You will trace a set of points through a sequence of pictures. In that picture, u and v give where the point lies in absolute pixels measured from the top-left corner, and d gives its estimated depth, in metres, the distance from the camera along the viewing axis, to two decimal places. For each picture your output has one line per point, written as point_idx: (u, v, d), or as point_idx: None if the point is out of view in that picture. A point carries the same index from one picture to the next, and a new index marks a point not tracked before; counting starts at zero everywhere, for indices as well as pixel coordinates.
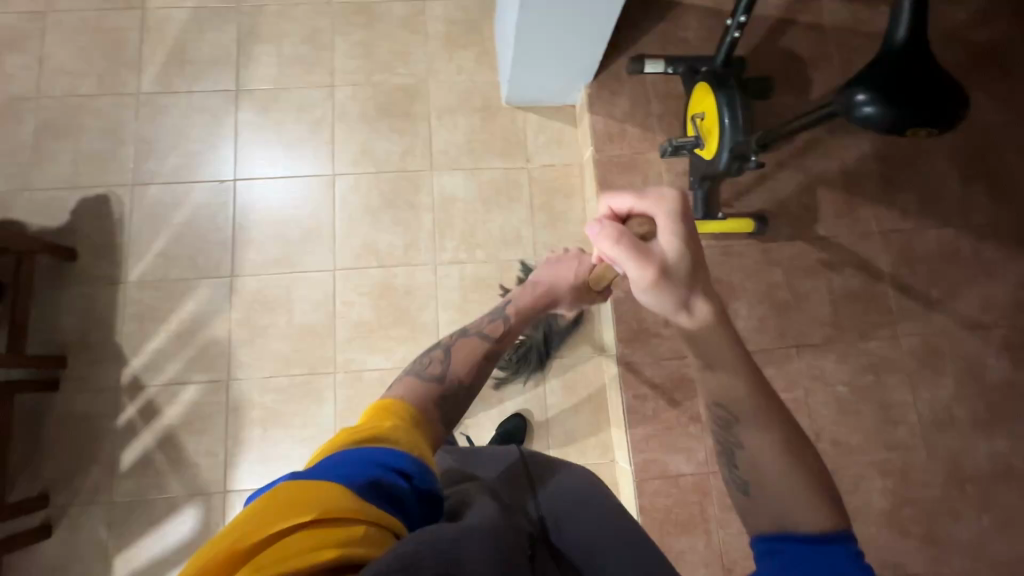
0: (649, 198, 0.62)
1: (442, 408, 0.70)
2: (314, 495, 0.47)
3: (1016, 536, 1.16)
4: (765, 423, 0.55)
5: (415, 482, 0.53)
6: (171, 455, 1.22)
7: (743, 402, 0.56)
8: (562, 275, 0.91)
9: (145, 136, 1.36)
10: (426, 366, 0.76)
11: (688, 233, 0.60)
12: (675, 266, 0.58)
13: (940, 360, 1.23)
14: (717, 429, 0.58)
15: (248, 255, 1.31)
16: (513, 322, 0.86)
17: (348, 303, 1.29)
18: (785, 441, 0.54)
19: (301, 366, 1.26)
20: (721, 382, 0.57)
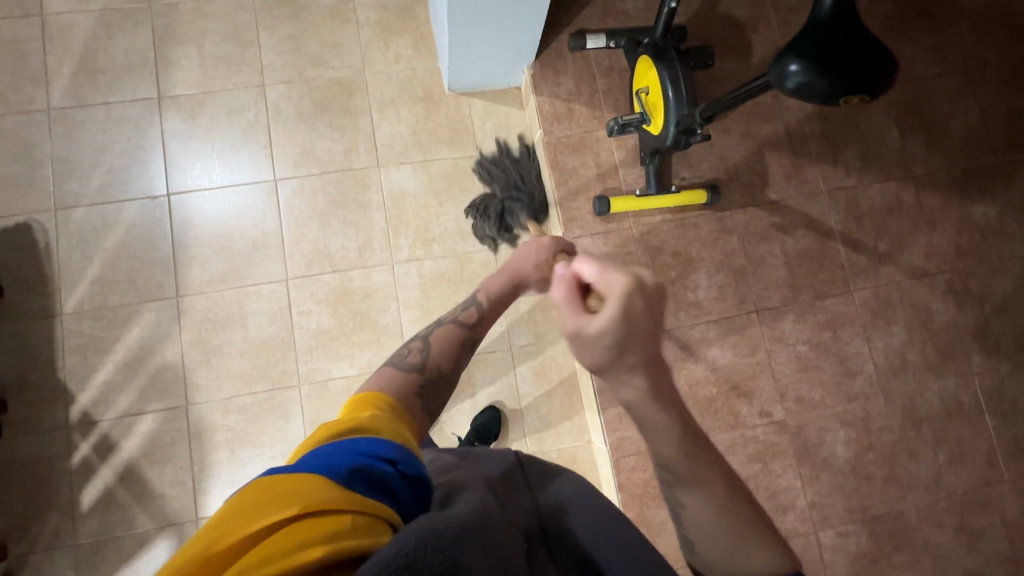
0: (611, 273, 0.54)
1: (422, 398, 0.67)
2: (296, 487, 0.44)
3: (969, 467, 1.24)
4: (705, 480, 0.54)
5: (401, 467, 0.50)
6: (135, 489, 1.16)
7: (681, 465, 0.54)
8: (525, 258, 0.87)
9: (63, 156, 1.26)
10: (404, 356, 0.72)
11: (627, 312, 0.50)
12: (596, 334, 0.50)
13: (890, 310, 1.28)
14: (663, 488, 0.57)
15: (192, 273, 1.24)
16: (487, 309, 0.82)
17: (306, 313, 1.25)
18: (722, 495, 0.54)
19: (263, 382, 1.22)
20: (661, 450, 0.54)
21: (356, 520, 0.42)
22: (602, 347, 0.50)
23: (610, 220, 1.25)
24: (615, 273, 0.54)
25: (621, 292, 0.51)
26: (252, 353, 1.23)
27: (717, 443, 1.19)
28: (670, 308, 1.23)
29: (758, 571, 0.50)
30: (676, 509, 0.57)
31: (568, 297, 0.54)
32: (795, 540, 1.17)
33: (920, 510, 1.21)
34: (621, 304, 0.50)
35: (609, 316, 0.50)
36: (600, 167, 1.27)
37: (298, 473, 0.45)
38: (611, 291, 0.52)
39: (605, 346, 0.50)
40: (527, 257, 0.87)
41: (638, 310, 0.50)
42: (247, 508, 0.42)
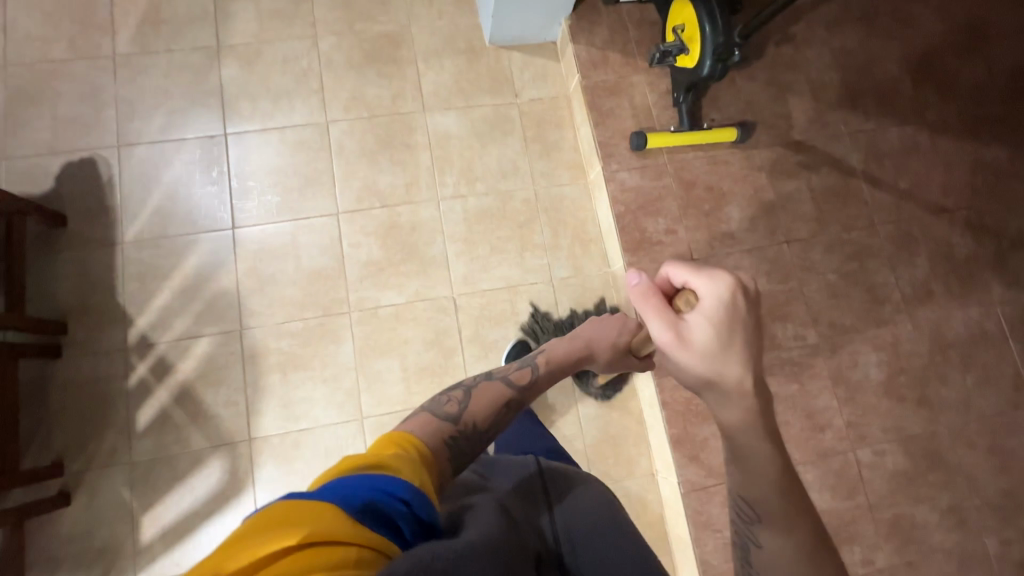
0: (703, 276, 0.56)
1: (451, 451, 0.68)
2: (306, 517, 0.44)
3: (997, 391, 1.28)
4: (789, 529, 0.54)
5: (416, 509, 0.51)
6: (190, 409, 1.19)
7: (770, 506, 0.55)
8: (607, 331, 1.02)
9: (126, 98, 1.32)
10: (443, 404, 0.76)
11: (726, 324, 0.55)
12: (699, 345, 0.55)
13: (913, 242, 1.34)
14: (739, 521, 0.58)
15: (248, 206, 1.30)
16: (541, 371, 0.91)
17: (356, 244, 1.30)
18: (809, 546, 0.54)
19: (314, 309, 1.26)
20: (753, 482, 0.56)
21: (358, 556, 0.43)
22: (715, 357, 0.54)
23: (646, 157, 1.32)
24: (708, 274, 0.56)
25: (717, 303, 0.55)
26: (304, 283, 1.27)
27: None
28: (705, 238, 1.29)
29: None
30: (748, 551, 0.58)
31: (661, 307, 0.57)
32: (834, 458, 1.20)
33: (953, 430, 1.25)
34: (727, 311, 0.55)
35: (708, 322, 0.55)
36: (635, 108, 1.34)
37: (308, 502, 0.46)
38: (705, 300, 0.56)
39: (719, 358, 0.54)
40: (607, 332, 1.02)
41: (741, 315, 0.55)
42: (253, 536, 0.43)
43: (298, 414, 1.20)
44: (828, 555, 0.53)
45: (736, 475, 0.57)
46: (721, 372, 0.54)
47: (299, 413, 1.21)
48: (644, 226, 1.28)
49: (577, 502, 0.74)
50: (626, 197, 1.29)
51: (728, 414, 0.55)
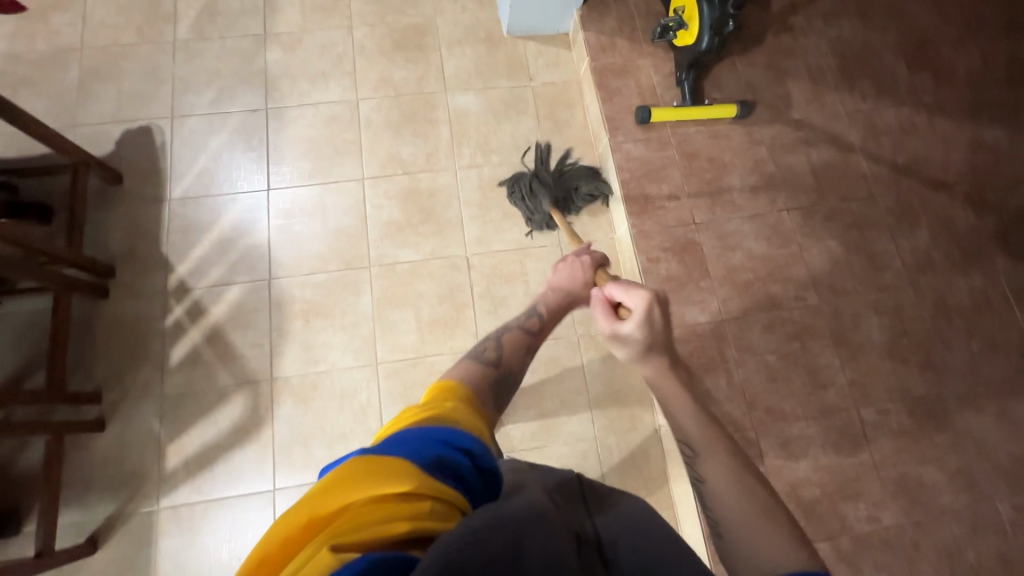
0: (634, 293, 0.75)
1: (498, 389, 0.72)
2: (383, 469, 0.47)
3: (1003, 358, 1.28)
4: (719, 454, 0.60)
5: (478, 460, 0.52)
6: (219, 349, 1.28)
7: (700, 438, 0.62)
8: (573, 276, 1.04)
9: (182, 76, 1.48)
10: (481, 352, 0.79)
11: (649, 323, 0.71)
12: (628, 336, 0.71)
13: (914, 214, 1.38)
14: (687, 466, 0.63)
15: (283, 170, 1.42)
16: (547, 319, 0.95)
17: (378, 206, 1.40)
18: (736, 466, 0.59)
19: (337, 263, 1.35)
20: (679, 418, 0.64)
21: (433, 506, 0.45)
22: (633, 344, 0.70)
23: (651, 130, 1.40)
24: (636, 292, 0.75)
25: (644, 308, 0.72)
26: (329, 239, 1.37)
27: (755, 322, 1.27)
28: (707, 204, 1.35)
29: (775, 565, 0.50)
30: (699, 489, 0.60)
31: (603, 311, 0.76)
32: (837, 415, 1.22)
33: (959, 394, 1.24)
34: (642, 314, 0.71)
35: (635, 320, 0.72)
36: (641, 88, 1.44)
37: (384, 456, 0.48)
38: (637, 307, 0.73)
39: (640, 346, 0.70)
40: (575, 275, 1.03)
41: (653, 318, 0.72)
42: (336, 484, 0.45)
43: (317, 357, 1.28)
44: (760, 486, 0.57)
45: (674, 417, 0.65)
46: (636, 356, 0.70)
47: (318, 356, 1.28)
48: (648, 192, 1.35)
49: (621, 513, 0.66)
50: (630, 165, 1.37)
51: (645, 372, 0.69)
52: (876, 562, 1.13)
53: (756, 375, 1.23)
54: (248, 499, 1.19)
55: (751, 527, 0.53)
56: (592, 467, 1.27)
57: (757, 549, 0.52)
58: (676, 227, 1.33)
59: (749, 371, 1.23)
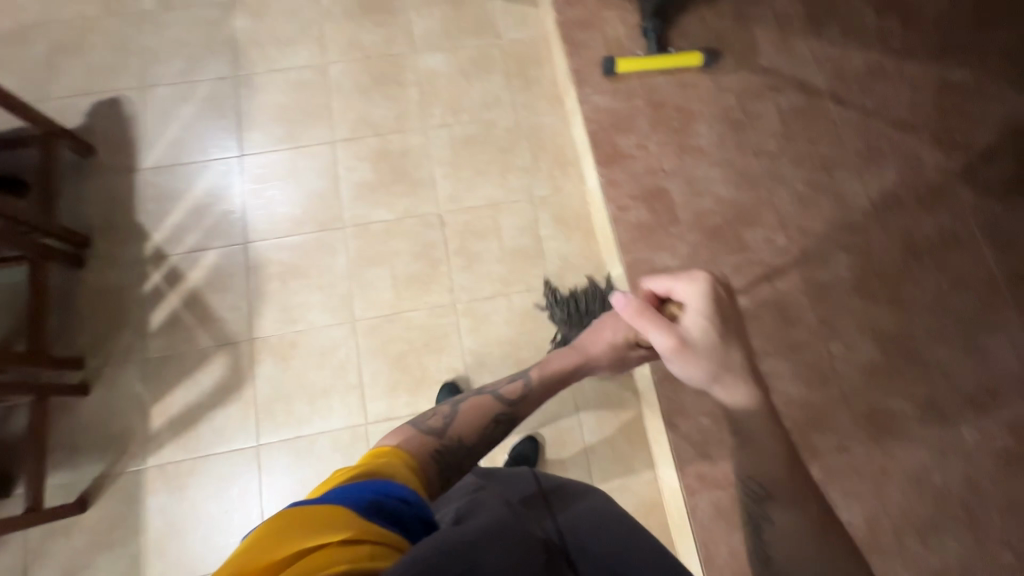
0: (685, 283, 0.84)
1: (438, 463, 0.69)
2: (323, 519, 0.49)
3: (970, 290, 1.29)
4: (791, 502, 0.70)
5: (416, 507, 0.55)
6: (198, 312, 1.29)
7: (782, 487, 0.71)
8: (601, 331, 0.98)
9: (150, 47, 1.48)
10: (428, 418, 0.77)
11: (711, 317, 0.82)
12: (696, 341, 0.81)
13: (881, 155, 1.39)
14: (750, 503, 0.73)
15: (254, 137, 1.43)
16: (534, 385, 0.89)
17: (351, 168, 1.41)
18: (798, 508, 0.69)
19: (312, 225, 1.36)
20: (760, 463, 0.73)
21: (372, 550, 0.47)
22: (706, 340, 0.81)
23: (618, 81, 1.41)
24: (687, 281, 0.85)
25: (702, 299, 0.83)
26: (303, 201, 1.38)
27: (725, 264, 1.29)
28: (675, 151, 1.36)
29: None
30: (760, 525, 0.71)
31: (651, 319, 0.83)
32: (806, 352, 1.24)
33: (926, 326, 1.26)
34: (707, 299, 0.82)
35: (699, 319, 0.82)
36: (607, 40, 1.44)
37: (325, 506, 0.51)
38: (692, 302, 0.83)
39: (709, 336, 0.81)
40: (604, 332, 0.97)
41: (712, 306, 0.83)
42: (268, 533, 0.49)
43: (295, 316, 1.30)
44: (822, 525, 0.69)
45: (743, 461, 0.75)
46: (714, 348, 0.80)
47: (296, 316, 1.30)
48: (616, 142, 1.37)
49: (580, 513, 0.75)
50: (598, 117, 1.38)
51: (735, 399, 0.77)
52: (845, 490, 1.16)
53: None
54: (232, 456, 1.21)
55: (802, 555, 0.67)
56: (569, 412, 1.29)
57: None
58: (645, 176, 1.34)
59: None
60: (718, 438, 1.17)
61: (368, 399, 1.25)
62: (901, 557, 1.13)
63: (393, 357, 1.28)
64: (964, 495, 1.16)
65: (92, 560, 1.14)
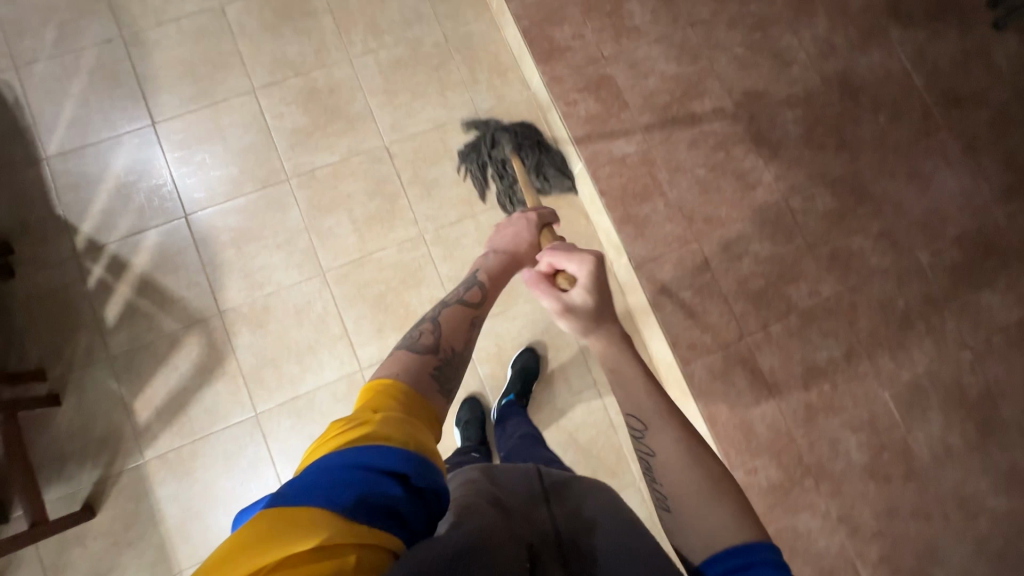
0: (573, 262, 0.71)
1: (437, 382, 0.59)
2: (293, 526, 0.40)
3: (909, 123, 1.34)
4: (666, 426, 0.60)
5: (414, 483, 0.45)
6: (155, 297, 1.22)
7: (653, 410, 0.61)
8: (516, 238, 0.87)
9: (11, 17, 1.29)
10: (413, 338, 0.63)
11: (598, 297, 0.69)
12: (581, 317, 0.68)
13: (811, 5, 1.39)
14: (635, 441, 0.63)
15: (164, 100, 1.29)
16: (492, 284, 0.78)
17: (279, 115, 1.31)
18: (689, 441, 0.59)
19: (253, 183, 1.28)
20: (636, 394, 0.63)
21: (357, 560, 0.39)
22: (587, 315, 0.68)
23: None
24: (575, 260, 0.71)
25: (586, 281, 0.69)
26: (236, 159, 1.28)
27: (680, 141, 1.29)
28: (612, 36, 1.32)
29: (722, 532, 0.52)
30: (651, 467, 0.60)
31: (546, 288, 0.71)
32: (769, 210, 1.27)
33: (874, 165, 1.31)
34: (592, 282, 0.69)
35: (584, 294, 0.69)
36: None
37: (301, 505, 0.42)
38: (579, 280, 0.70)
39: (590, 307, 0.68)
40: (521, 238, 0.87)
41: (602, 282, 0.70)
42: (229, 550, 0.39)
43: (260, 280, 1.24)
44: (720, 471, 0.57)
45: (620, 393, 0.64)
46: (586, 318, 0.68)
47: (261, 280, 1.24)
48: (551, 37, 1.31)
49: (583, 500, 0.67)
50: (528, 13, 1.31)
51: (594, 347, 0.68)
52: (823, 329, 1.23)
53: (690, 192, 1.26)
54: (232, 430, 1.18)
55: (703, 504, 0.55)
56: None
57: (703, 528, 0.54)
58: (587, 66, 1.30)
59: (683, 189, 1.26)
60: (702, 308, 1.22)
61: (356, 345, 1.24)
62: (879, 377, 1.22)
63: (372, 299, 1.26)
64: (925, 311, 1.26)
65: (116, 561, 1.13)
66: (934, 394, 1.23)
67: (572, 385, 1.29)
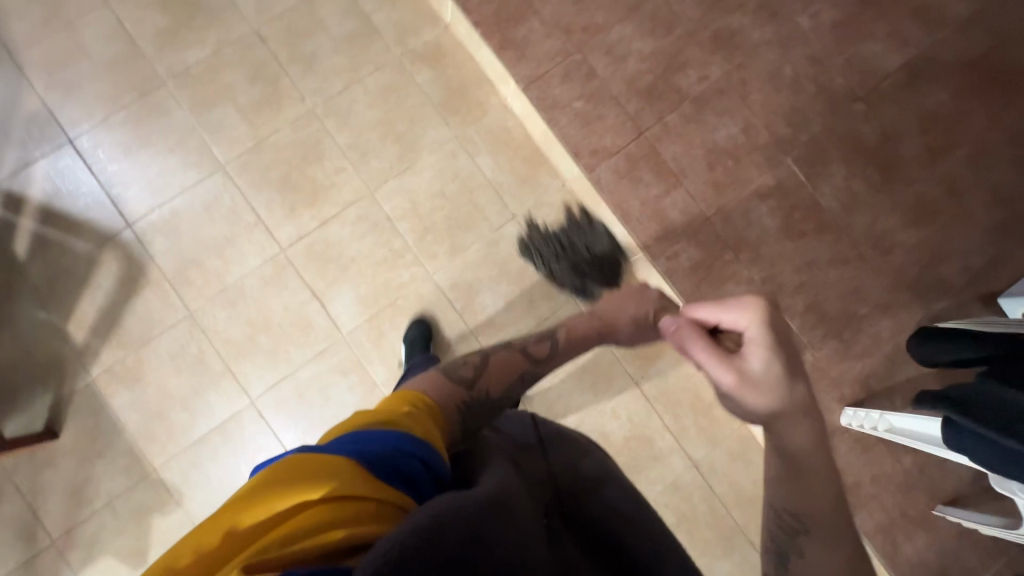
0: (734, 310, 0.59)
1: (460, 418, 0.62)
2: (319, 470, 0.44)
3: None
4: (836, 542, 0.52)
5: (430, 464, 0.50)
6: (60, 223, 1.21)
7: (822, 517, 0.52)
8: (623, 305, 0.83)
9: None
10: (458, 367, 0.67)
11: (781, 351, 0.56)
12: (767, 381, 0.55)
13: None
14: (778, 533, 0.54)
15: (15, 27, 1.25)
16: (563, 346, 0.78)
17: (139, 21, 1.27)
18: (854, 562, 0.51)
19: (130, 93, 1.25)
20: (807, 491, 0.53)
21: (374, 510, 0.43)
22: (771, 378, 0.55)
23: None
24: (737, 307, 0.59)
25: (761, 329, 0.57)
26: (107, 73, 1.25)
27: None
28: None
29: None
30: (786, 558, 0.53)
31: (711, 350, 0.58)
32: (645, 7, 1.27)
33: None
34: (767, 331, 0.57)
35: (757, 348, 0.56)
36: None
37: (329, 454, 0.46)
38: (747, 329, 0.58)
39: (778, 372, 0.55)
40: (626, 304, 0.83)
41: (779, 332, 0.57)
42: (259, 486, 0.43)
43: (161, 185, 1.24)
44: None
45: (789, 485, 0.54)
46: (779, 399, 0.54)
47: (162, 185, 1.24)
48: None
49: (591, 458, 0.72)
50: None
51: (796, 433, 0.54)
52: (717, 110, 1.26)
53: (564, 6, 1.26)
54: (172, 332, 1.21)
55: None
56: (465, 162, 1.30)
57: None
58: None
59: (556, 4, 1.25)
60: (597, 115, 1.24)
61: (272, 228, 1.24)
62: (778, 145, 1.26)
63: (278, 181, 1.26)
64: (814, 73, 1.28)
65: (91, 474, 1.16)
66: (836, 149, 1.26)
67: (492, 223, 1.29)
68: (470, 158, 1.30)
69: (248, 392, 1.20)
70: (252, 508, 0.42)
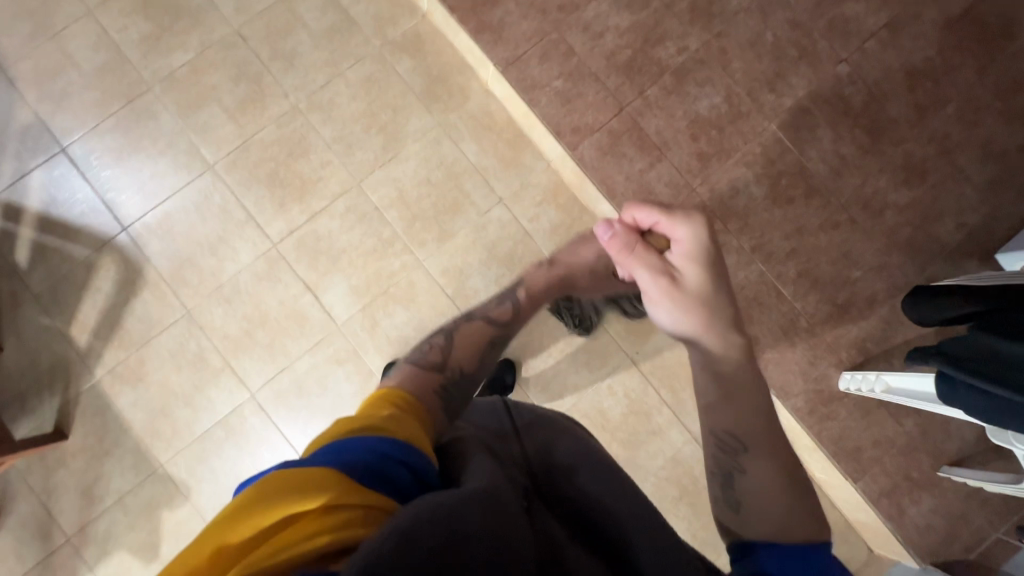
0: (672, 219, 0.64)
1: (442, 400, 0.57)
2: (306, 483, 0.40)
3: None
4: (772, 454, 0.56)
5: (416, 466, 0.45)
6: (58, 231, 1.24)
7: (756, 428, 0.57)
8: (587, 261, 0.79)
9: None
10: (423, 351, 0.63)
11: (709, 262, 0.63)
12: (688, 287, 0.62)
13: None
14: (718, 451, 0.57)
15: (4, 42, 1.28)
16: (526, 305, 0.73)
17: (123, 28, 1.30)
18: (785, 471, 0.55)
19: (118, 99, 1.28)
20: (737, 407, 0.58)
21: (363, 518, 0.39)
22: (695, 286, 0.62)
23: None
24: (676, 217, 0.64)
25: (692, 241, 0.63)
26: (95, 82, 1.28)
27: None
28: None
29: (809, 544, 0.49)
30: (730, 473, 0.56)
31: (647, 257, 0.65)
32: None
33: None
34: (698, 245, 0.63)
35: (687, 258, 0.63)
36: None
37: (312, 467, 0.42)
38: (680, 241, 0.64)
39: (705, 285, 0.62)
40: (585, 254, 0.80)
41: (710, 245, 0.63)
42: (239, 507, 0.39)
43: (153, 188, 1.26)
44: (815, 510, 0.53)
45: (722, 403, 0.58)
46: (706, 308, 0.62)
47: (153, 188, 1.26)
48: None
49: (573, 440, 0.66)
50: None
51: (720, 356, 0.60)
52: (698, 80, 1.25)
53: None
54: (170, 330, 1.23)
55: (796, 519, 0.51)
56: (449, 148, 1.31)
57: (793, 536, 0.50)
58: None
59: None
60: (576, 93, 1.24)
61: (263, 224, 1.26)
62: (762, 112, 1.25)
63: (266, 177, 1.28)
64: (795, 37, 1.26)
65: (101, 472, 1.19)
66: (821, 112, 1.25)
67: (479, 208, 1.30)
68: (453, 143, 1.31)
69: (247, 386, 1.23)
70: (237, 527, 0.38)
